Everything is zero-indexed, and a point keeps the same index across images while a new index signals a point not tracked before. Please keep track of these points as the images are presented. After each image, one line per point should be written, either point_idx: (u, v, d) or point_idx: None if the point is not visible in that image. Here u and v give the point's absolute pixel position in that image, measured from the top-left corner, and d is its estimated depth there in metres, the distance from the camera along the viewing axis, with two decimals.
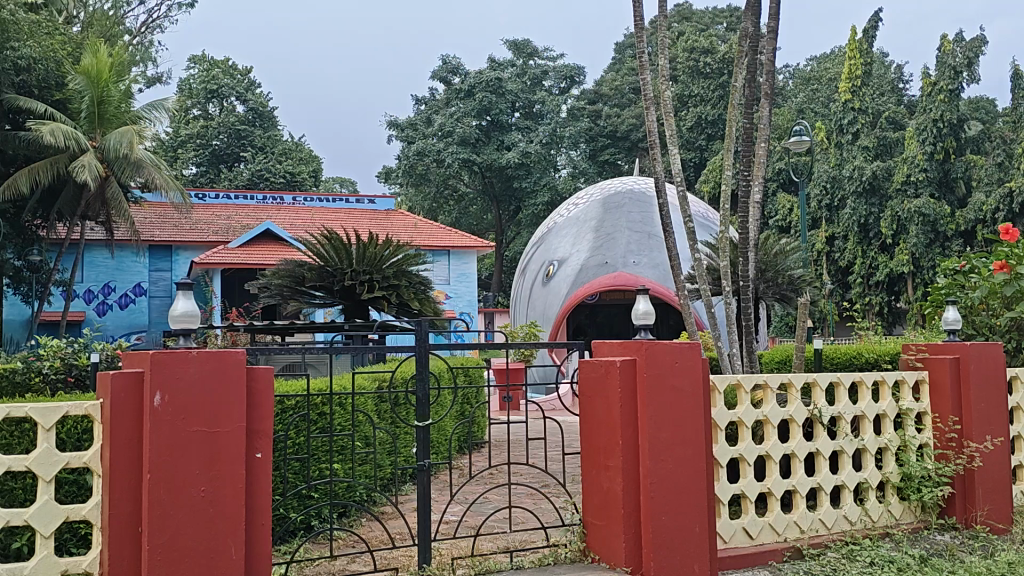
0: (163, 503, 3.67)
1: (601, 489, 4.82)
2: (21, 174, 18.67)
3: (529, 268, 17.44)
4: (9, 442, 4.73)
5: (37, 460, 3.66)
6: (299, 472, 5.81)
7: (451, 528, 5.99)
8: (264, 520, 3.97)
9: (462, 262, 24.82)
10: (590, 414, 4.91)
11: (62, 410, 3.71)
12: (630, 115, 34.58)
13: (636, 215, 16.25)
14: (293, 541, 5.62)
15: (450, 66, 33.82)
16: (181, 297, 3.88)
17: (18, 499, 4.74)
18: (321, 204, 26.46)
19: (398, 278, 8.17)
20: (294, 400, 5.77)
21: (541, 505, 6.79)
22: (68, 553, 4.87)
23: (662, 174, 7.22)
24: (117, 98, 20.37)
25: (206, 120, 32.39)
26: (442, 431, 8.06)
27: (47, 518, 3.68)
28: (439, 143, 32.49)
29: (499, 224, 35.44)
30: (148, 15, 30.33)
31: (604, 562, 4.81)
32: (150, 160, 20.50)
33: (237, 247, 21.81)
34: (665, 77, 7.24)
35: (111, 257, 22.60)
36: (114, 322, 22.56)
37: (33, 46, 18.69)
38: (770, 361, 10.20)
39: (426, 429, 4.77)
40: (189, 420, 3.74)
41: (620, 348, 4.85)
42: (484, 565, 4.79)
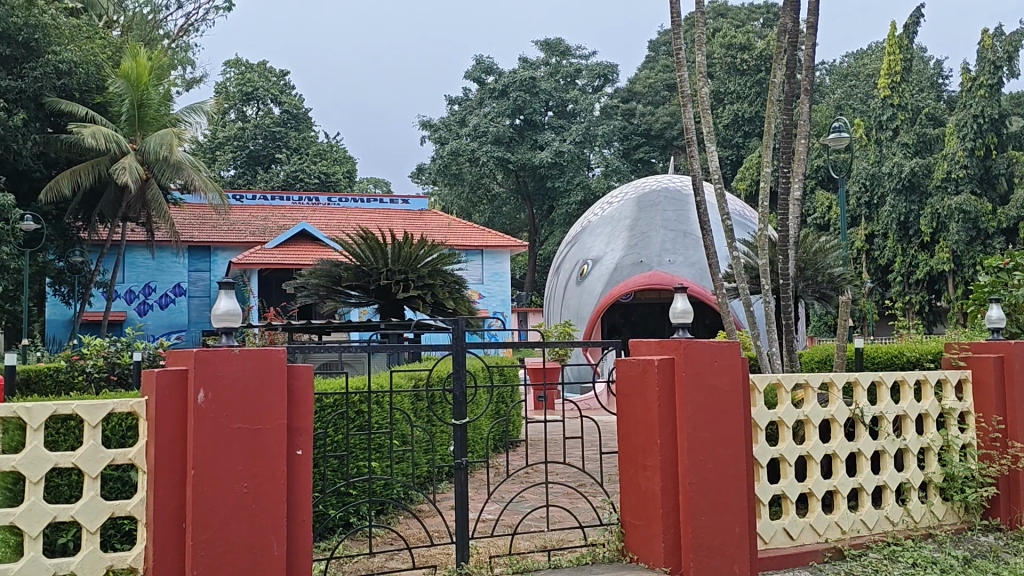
0: (207, 499, 3.72)
1: (639, 489, 4.80)
2: (64, 177, 18.99)
3: (563, 267, 17.41)
4: (56, 439, 4.82)
5: (83, 456, 3.71)
6: (338, 469, 5.88)
7: (488, 527, 6.00)
8: (305, 518, 4.01)
9: (496, 261, 24.87)
10: (627, 413, 4.89)
11: (108, 407, 3.76)
12: (664, 113, 34.37)
13: (671, 213, 16.15)
14: (332, 537, 5.68)
15: (484, 66, 33.87)
16: (224, 296, 3.93)
17: (65, 495, 4.83)
18: (356, 204, 26.61)
19: (433, 277, 8.20)
20: (333, 398, 5.84)
21: (578, 504, 6.79)
22: (113, 549, 4.96)
23: (700, 172, 7.17)
24: (157, 101, 20.65)
25: (243, 122, 32.72)
26: (478, 430, 8.09)
27: (93, 514, 3.73)
28: (472, 143, 32.57)
29: (532, 224, 35.45)
30: (185, 19, 30.69)
31: (641, 562, 4.79)
32: (190, 162, 20.77)
33: (273, 248, 22.02)
34: (702, 74, 7.20)
35: (151, 258, 22.92)
36: (155, 321, 22.82)
37: (73, 50, 19.00)
38: (810, 361, 10.12)
39: (464, 427, 4.79)
40: (231, 416, 3.79)
41: (657, 346, 4.82)
42: (522, 564, 4.79)
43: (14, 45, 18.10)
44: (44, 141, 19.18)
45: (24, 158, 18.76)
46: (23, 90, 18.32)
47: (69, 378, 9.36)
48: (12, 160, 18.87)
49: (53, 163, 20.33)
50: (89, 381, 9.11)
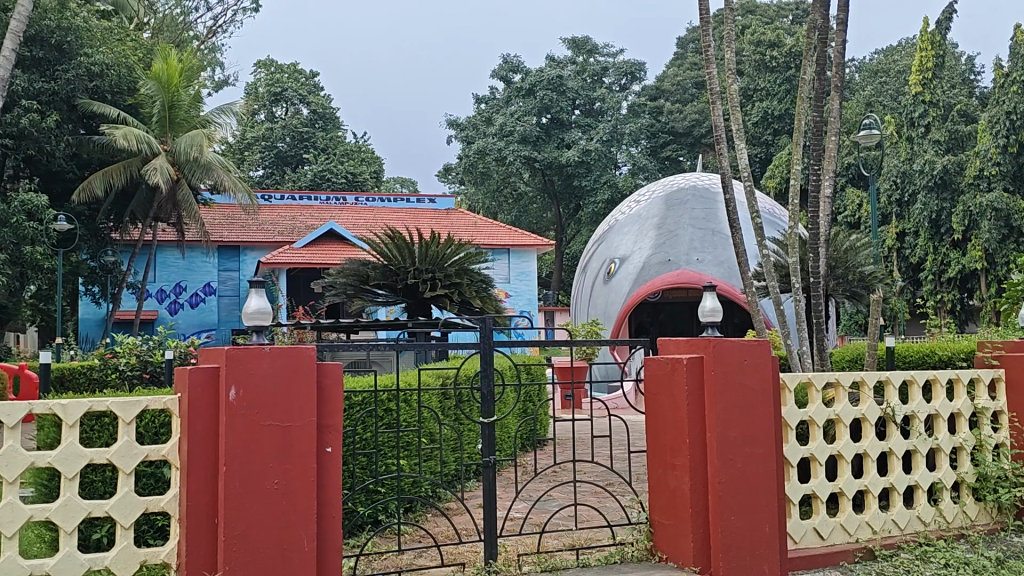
0: (239, 495, 3.76)
1: (668, 488, 4.79)
2: (95, 178, 19.24)
3: (590, 266, 17.38)
4: (91, 436, 4.93)
5: (118, 452, 3.75)
6: (366, 467, 5.92)
7: (516, 524, 6.02)
8: (335, 514, 4.04)
9: (523, 260, 24.86)
10: (656, 411, 4.88)
11: (142, 404, 3.81)
12: (692, 110, 34.14)
13: (699, 212, 16.07)
14: (361, 534, 5.72)
15: (511, 64, 33.87)
16: (254, 295, 3.98)
17: (99, 492, 4.93)
18: (382, 204, 26.71)
19: (460, 276, 8.22)
20: (361, 395, 5.88)
21: (607, 503, 6.79)
22: (146, 544, 5.04)
23: (730, 170, 7.13)
24: (187, 103, 20.87)
25: (272, 123, 32.96)
26: (506, 429, 8.10)
27: (127, 509, 3.76)
28: (499, 142, 32.60)
29: (560, 222, 35.42)
30: (214, 21, 30.94)
31: (670, 561, 4.78)
32: (220, 163, 20.94)
33: (302, 247, 22.15)
34: (731, 71, 7.17)
35: (181, 258, 23.14)
36: (186, 320, 22.93)
37: (105, 52, 19.24)
38: (841, 360, 10.03)
39: (492, 425, 4.79)
40: (262, 414, 3.83)
41: (686, 345, 4.80)
42: (550, 563, 4.78)
43: (47, 48, 18.36)
44: (76, 142, 19.44)
45: (57, 159, 19.01)
46: (56, 92, 18.57)
47: (103, 376, 9.51)
48: (46, 161, 19.14)
49: (86, 164, 20.58)
50: (122, 379, 9.23)
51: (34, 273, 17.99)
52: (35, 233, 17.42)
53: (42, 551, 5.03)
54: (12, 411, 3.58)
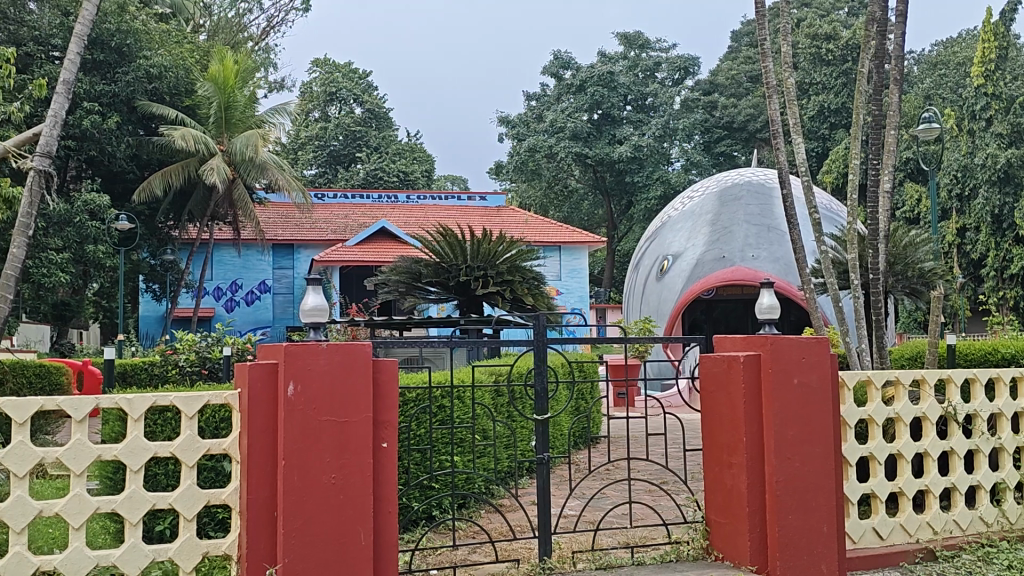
0: (297, 488, 3.81)
1: (724, 486, 4.75)
2: (155, 178, 19.67)
3: (643, 263, 17.28)
4: (154, 430, 5.07)
5: (181, 446, 3.83)
6: (421, 463, 5.96)
7: (570, 522, 6.01)
8: (390, 508, 4.07)
9: (574, 257, 24.82)
10: (712, 410, 4.84)
11: (204, 399, 3.88)
12: (747, 105, 33.65)
13: (754, 207, 15.85)
14: (416, 530, 5.77)
15: (561, 61, 33.83)
16: (311, 292, 4.05)
17: (162, 484, 5.06)
18: (434, 202, 26.82)
19: (512, 273, 8.18)
20: (416, 393, 5.93)
21: (661, 501, 6.75)
22: (207, 536, 5.15)
23: (787, 165, 7.06)
24: (243, 103, 21.18)
25: (326, 121, 33.37)
26: (559, 426, 8.11)
27: (190, 501, 3.83)
28: (551, 139, 32.62)
29: (611, 219, 35.32)
30: (268, 22, 31.39)
31: (727, 560, 4.74)
32: (274, 163, 21.22)
33: (354, 245, 22.38)
34: (788, 65, 7.11)
35: (237, 256, 23.51)
36: (242, 317, 23.38)
37: (163, 55, 19.66)
38: (900, 357, 9.88)
39: (546, 422, 4.79)
40: (319, 409, 3.87)
41: (742, 342, 4.75)
42: (605, 560, 4.78)
43: (108, 51, 18.81)
44: (136, 143, 19.86)
45: (117, 160, 19.44)
46: (117, 94, 18.99)
47: (163, 372, 9.77)
48: (107, 162, 19.60)
49: (145, 164, 21.02)
50: (182, 375, 9.52)
51: (97, 271, 18.46)
52: (97, 233, 17.85)
53: (108, 541, 5.19)
54: (80, 405, 3.67)
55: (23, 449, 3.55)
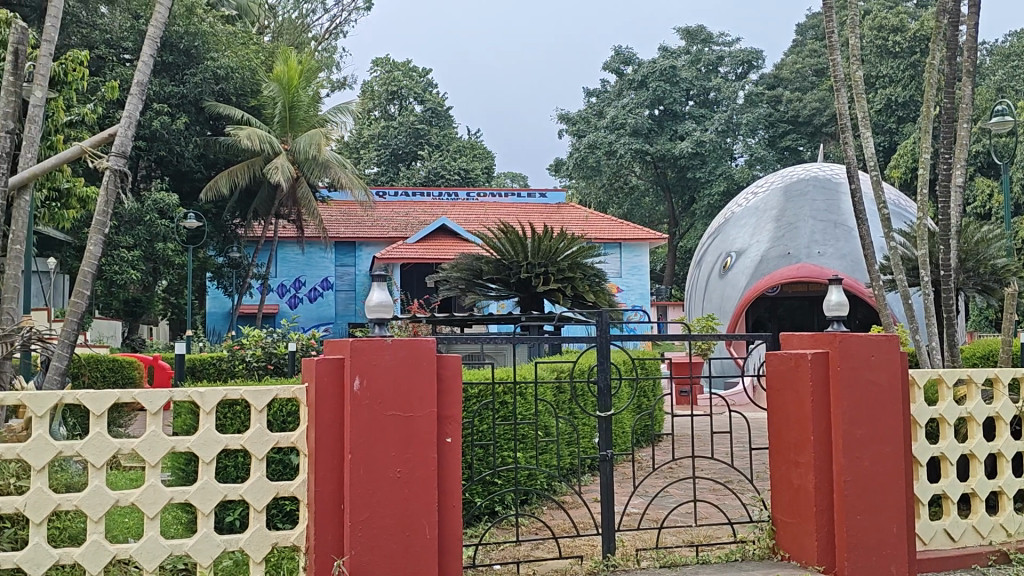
0: (363, 481, 3.86)
1: (791, 485, 4.69)
2: (222, 177, 20.12)
3: (705, 260, 17.10)
4: (225, 423, 5.22)
5: (251, 439, 3.90)
6: (483, 459, 5.99)
7: (634, 520, 5.99)
8: (454, 503, 4.10)
9: (636, 254, 24.67)
10: (779, 408, 4.77)
11: (272, 393, 3.95)
12: (813, 98, 32.96)
13: (821, 203, 15.58)
14: (479, 525, 5.83)
15: (622, 57, 33.68)
16: (376, 289, 4.10)
17: (233, 476, 5.21)
18: (494, 199, 26.88)
19: (573, 270, 8.12)
20: (479, 389, 5.95)
21: (726, 500, 6.68)
22: (276, 528, 5.26)
23: (855, 160, 6.96)
24: (307, 103, 21.47)
25: (387, 120, 33.77)
26: (622, 425, 8.09)
27: (260, 493, 3.89)
28: (611, 135, 32.48)
29: (673, 215, 35.08)
30: (332, 22, 31.83)
31: (794, 560, 4.68)
32: (337, 161, 21.49)
33: (415, 243, 22.57)
34: (855, 58, 7.03)
35: (301, 253, 23.85)
36: (306, 314, 23.76)
37: (229, 57, 20.10)
38: (972, 356, 9.64)
39: (609, 419, 4.76)
40: (385, 403, 3.92)
41: (810, 340, 4.69)
42: (669, 559, 4.76)
43: (177, 53, 19.37)
44: (204, 143, 20.32)
45: (186, 160, 19.93)
46: (185, 95, 19.50)
47: (231, 367, 10.05)
48: (176, 162, 20.12)
49: (212, 164, 21.48)
50: (250, 369, 9.80)
51: (166, 269, 18.94)
52: (166, 231, 18.30)
53: (180, 531, 5.35)
54: (154, 398, 3.76)
55: (100, 440, 3.66)
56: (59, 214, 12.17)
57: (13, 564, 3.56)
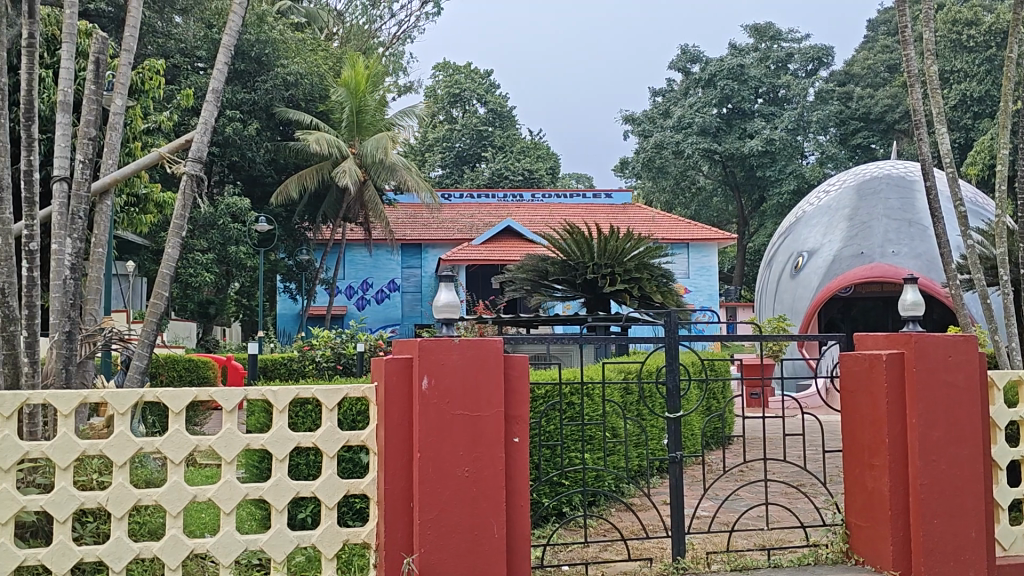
0: (431, 480, 3.90)
1: (866, 488, 4.58)
2: (291, 181, 20.51)
3: (776, 260, 16.81)
4: (297, 421, 5.33)
5: (322, 437, 3.96)
6: (551, 460, 5.99)
7: (704, 523, 5.93)
8: (522, 502, 4.10)
9: (703, 255, 24.41)
10: (853, 410, 4.66)
11: (343, 392, 4.00)
12: (885, 95, 32.09)
13: (895, 202, 15.21)
14: (547, 526, 5.83)
15: (689, 55, 33.34)
16: (443, 289, 4.13)
17: (304, 473, 5.31)
18: (559, 200, 26.85)
19: (640, 270, 7.97)
20: (546, 389, 5.95)
21: (798, 504, 6.58)
22: (346, 525, 5.34)
23: (930, 158, 6.79)
24: (374, 107, 21.74)
25: (451, 123, 34.01)
26: (691, 427, 8.01)
27: (330, 491, 3.95)
28: (677, 135, 32.21)
29: (742, 215, 34.58)
30: (399, 27, 32.18)
31: (869, 564, 4.58)
32: (403, 164, 21.72)
33: (480, 244, 22.67)
34: (930, 53, 6.90)
35: (369, 255, 24.15)
36: (373, 315, 24.07)
37: (298, 63, 20.52)
38: None
39: (678, 421, 4.71)
40: (452, 402, 3.94)
41: (885, 340, 4.57)
42: (740, 562, 4.68)
43: (248, 61, 19.91)
44: (274, 148, 20.74)
45: (257, 164, 20.39)
46: (256, 101, 20.02)
47: (301, 367, 10.27)
48: (247, 167, 20.62)
49: (283, 169, 21.91)
50: (319, 369, 9.99)
51: (238, 272, 19.38)
52: (239, 234, 18.73)
53: (255, 527, 5.48)
54: (229, 396, 3.85)
55: (179, 436, 3.75)
56: (136, 219, 12.59)
57: (95, 557, 3.67)
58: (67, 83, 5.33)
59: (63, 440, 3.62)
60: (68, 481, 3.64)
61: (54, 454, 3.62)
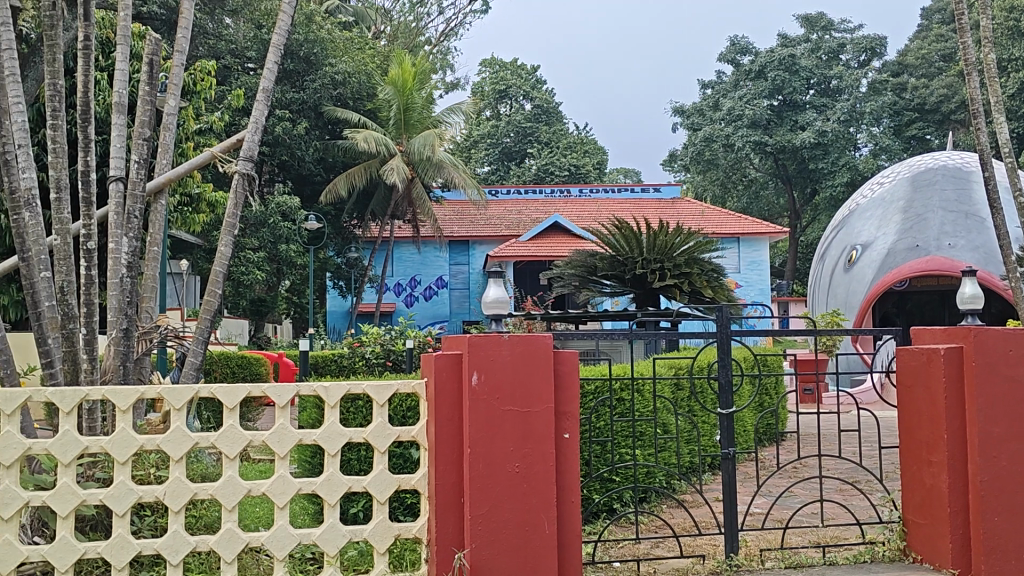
0: (482, 475, 3.90)
1: (924, 485, 4.47)
2: (340, 179, 20.71)
3: (829, 254, 16.54)
4: (348, 416, 5.38)
5: (373, 433, 3.98)
6: (601, 456, 5.97)
7: (757, 520, 5.87)
8: (573, 498, 4.09)
9: (754, 249, 24.16)
10: (909, 404, 4.56)
11: (393, 388, 4.01)
12: (941, 84, 31.33)
13: (951, 193, 14.87)
14: (597, 521, 5.81)
15: (738, 46, 32.95)
16: (492, 285, 4.12)
17: (355, 468, 5.35)
18: (607, 195, 26.74)
19: (690, 265, 7.82)
20: (595, 386, 5.93)
21: (854, 501, 6.49)
22: (398, 519, 5.39)
23: (988, 148, 6.64)
24: (422, 105, 21.78)
25: (497, 119, 34.04)
26: (744, 423, 7.93)
27: (382, 486, 3.97)
28: (727, 127, 31.88)
29: (794, 209, 34.11)
30: (446, 24, 32.32)
31: (927, 563, 4.48)
32: (450, 161, 21.76)
33: (528, 241, 22.68)
34: (987, 40, 6.73)
35: (417, 252, 24.31)
36: (421, 312, 24.23)
37: (346, 62, 20.73)
38: None
39: (730, 417, 4.65)
40: (503, 399, 3.94)
41: (943, 335, 4.47)
42: (795, 559, 4.62)
43: (297, 61, 20.21)
44: (323, 146, 20.96)
45: (307, 163, 20.65)
46: (305, 101, 20.30)
47: (352, 363, 10.40)
48: (297, 166, 20.90)
49: (331, 167, 22.13)
50: (369, 365, 10.10)
51: (289, 269, 19.64)
52: (289, 233, 18.96)
53: (309, 521, 5.56)
54: (282, 392, 3.89)
55: (233, 431, 3.80)
56: (190, 218, 12.84)
57: (153, 550, 3.73)
58: (122, 85, 5.42)
59: (121, 435, 3.69)
60: (126, 476, 3.70)
61: (112, 449, 3.68)
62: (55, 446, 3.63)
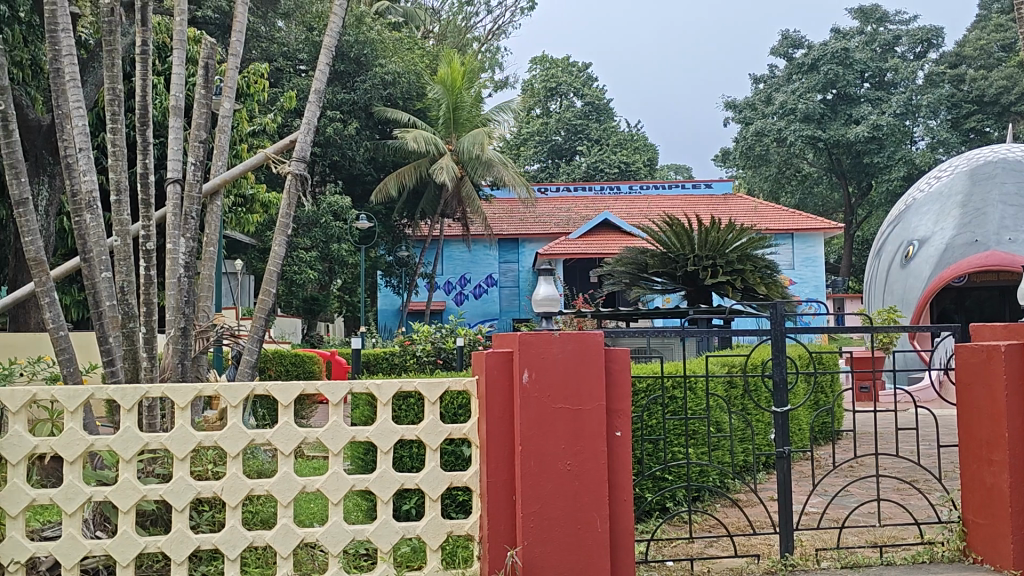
0: (533, 471, 3.90)
1: (984, 484, 4.37)
2: (390, 179, 20.88)
3: (885, 249, 16.21)
4: (400, 413, 5.44)
5: (426, 429, 4.00)
6: (653, 454, 5.95)
7: (813, 520, 5.80)
8: (625, 495, 4.08)
9: (808, 245, 23.81)
10: (968, 403, 4.46)
11: (444, 385, 4.02)
12: (1001, 76, 30.45)
13: (1011, 187, 14.47)
14: (649, 520, 5.79)
15: (790, 40, 32.49)
16: (542, 282, 4.14)
17: (408, 465, 5.41)
18: (658, 191, 26.57)
19: (742, 262, 7.73)
20: (646, 383, 5.93)
21: (912, 500, 6.37)
22: (450, 516, 5.43)
23: None
24: (471, 103, 21.81)
25: (547, 117, 33.98)
26: (798, 422, 7.83)
27: (435, 483, 3.99)
28: (779, 121, 31.51)
29: (848, 204, 33.52)
30: (495, 23, 32.36)
31: (988, 563, 4.38)
32: (500, 159, 21.77)
33: (577, 238, 22.62)
34: None
35: (467, 251, 24.42)
36: (471, 310, 24.26)
37: (395, 62, 20.91)
38: None
39: (784, 415, 4.58)
40: (554, 397, 3.94)
41: (1003, 331, 4.38)
42: (851, 559, 4.55)
43: (347, 61, 20.55)
44: (373, 146, 21.15)
45: (358, 163, 20.87)
46: (356, 101, 20.54)
47: (404, 361, 10.50)
48: (348, 166, 21.12)
49: (382, 167, 22.30)
50: (420, 363, 10.20)
51: (341, 268, 19.84)
52: (340, 232, 19.17)
53: (362, 517, 5.62)
54: (335, 389, 3.93)
55: (288, 429, 3.85)
56: (244, 219, 13.05)
57: (212, 545, 3.80)
58: (178, 89, 5.52)
59: (178, 431, 3.76)
60: (185, 472, 3.76)
61: (172, 446, 3.75)
62: (116, 443, 3.72)
